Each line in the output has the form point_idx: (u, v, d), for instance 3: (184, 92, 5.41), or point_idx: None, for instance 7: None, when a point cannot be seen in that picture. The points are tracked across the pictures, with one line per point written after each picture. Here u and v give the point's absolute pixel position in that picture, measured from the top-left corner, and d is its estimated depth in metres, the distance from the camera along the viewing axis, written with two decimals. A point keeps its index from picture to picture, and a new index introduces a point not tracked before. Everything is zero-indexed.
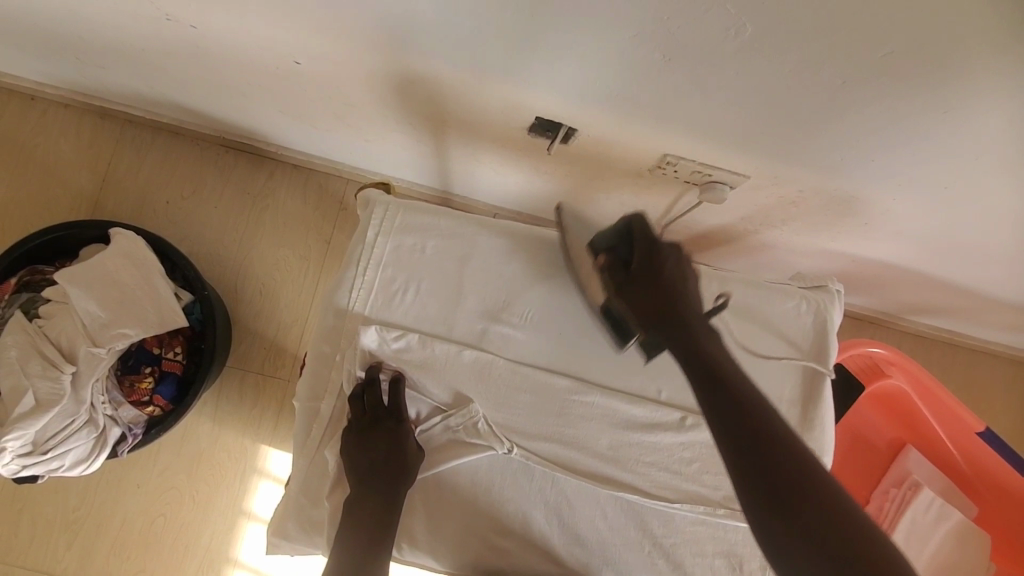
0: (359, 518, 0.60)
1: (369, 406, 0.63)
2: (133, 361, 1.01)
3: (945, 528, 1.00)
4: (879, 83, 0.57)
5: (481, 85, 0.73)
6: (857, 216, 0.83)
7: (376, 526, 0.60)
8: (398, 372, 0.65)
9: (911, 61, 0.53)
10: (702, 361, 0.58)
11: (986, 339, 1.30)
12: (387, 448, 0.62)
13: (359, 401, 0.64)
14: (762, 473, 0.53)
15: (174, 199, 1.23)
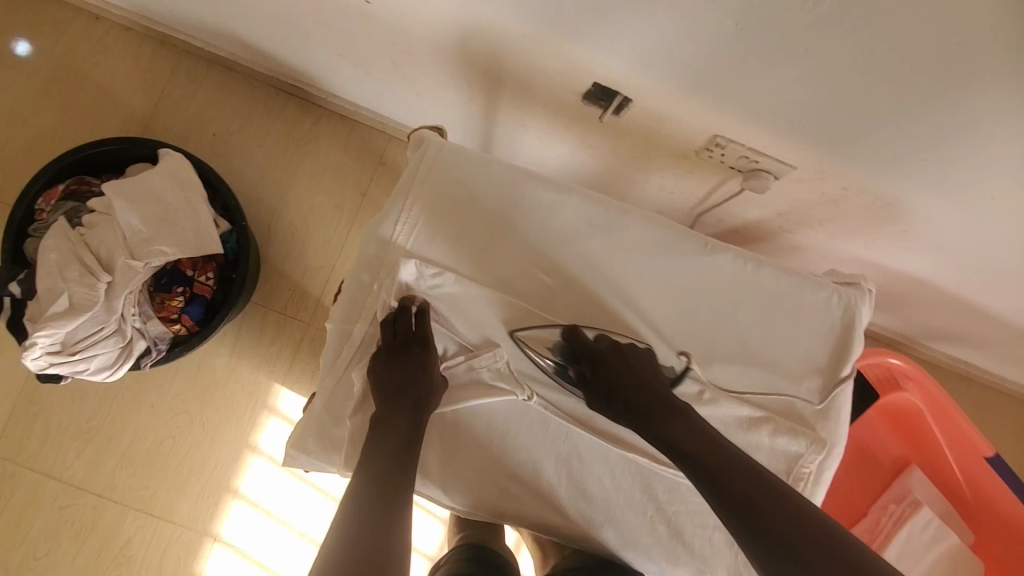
0: (384, 444, 0.60)
1: (398, 334, 0.64)
2: (166, 279, 1.04)
3: (941, 550, 1.00)
4: (946, 76, 0.57)
5: (546, 42, 0.74)
6: (897, 222, 0.83)
7: (400, 454, 0.60)
8: (423, 302, 0.66)
9: (984, 53, 0.54)
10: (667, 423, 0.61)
11: (1004, 375, 1.30)
12: (414, 376, 0.63)
13: (389, 330, 0.64)
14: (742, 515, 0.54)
15: (220, 132, 1.25)
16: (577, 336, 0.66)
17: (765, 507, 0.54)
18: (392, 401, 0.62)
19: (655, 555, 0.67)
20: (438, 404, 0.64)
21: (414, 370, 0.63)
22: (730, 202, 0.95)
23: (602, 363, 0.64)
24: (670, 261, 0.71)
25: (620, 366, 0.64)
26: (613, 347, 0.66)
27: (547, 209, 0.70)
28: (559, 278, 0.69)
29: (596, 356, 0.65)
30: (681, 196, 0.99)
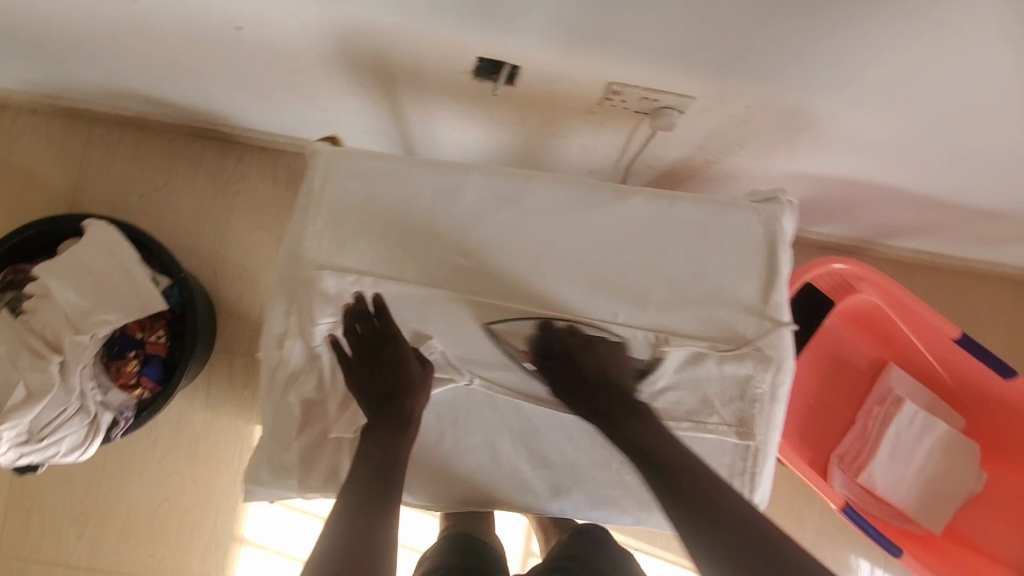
0: (375, 448, 0.62)
1: (360, 338, 0.65)
2: (117, 347, 1.04)
3: (928, 439, 1.01)
4: None
5: (416, 28, 0.73)
6: (811, 129, 0.83)
7: (390, 457, 0.62)
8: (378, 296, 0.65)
9: None
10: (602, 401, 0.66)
11: (970, 256, 1.30)
12: (391, 380, 0.63)
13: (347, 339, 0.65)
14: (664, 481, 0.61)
15: (147, 192, 1.25)
16: (554, 335, 0.67)
17: (691, 477, 0.61)
18: (376, 406, 0.63)
19: (627, 505, 0.69)
20: (425, 398, 0.65)
21: (389, 373, 0.64)
22: (651, 147, 0.94)
23: (569, 356, 0.67)
24: (586, 215, 0.69)
25: (581, 358, 0.67)
26: (583, 344, 0.68)
27: (452, 190, 0.68)
28: (478, 256, 0.68)
29: (570, 354, 0.67)
30: (603, 151, 0.98)
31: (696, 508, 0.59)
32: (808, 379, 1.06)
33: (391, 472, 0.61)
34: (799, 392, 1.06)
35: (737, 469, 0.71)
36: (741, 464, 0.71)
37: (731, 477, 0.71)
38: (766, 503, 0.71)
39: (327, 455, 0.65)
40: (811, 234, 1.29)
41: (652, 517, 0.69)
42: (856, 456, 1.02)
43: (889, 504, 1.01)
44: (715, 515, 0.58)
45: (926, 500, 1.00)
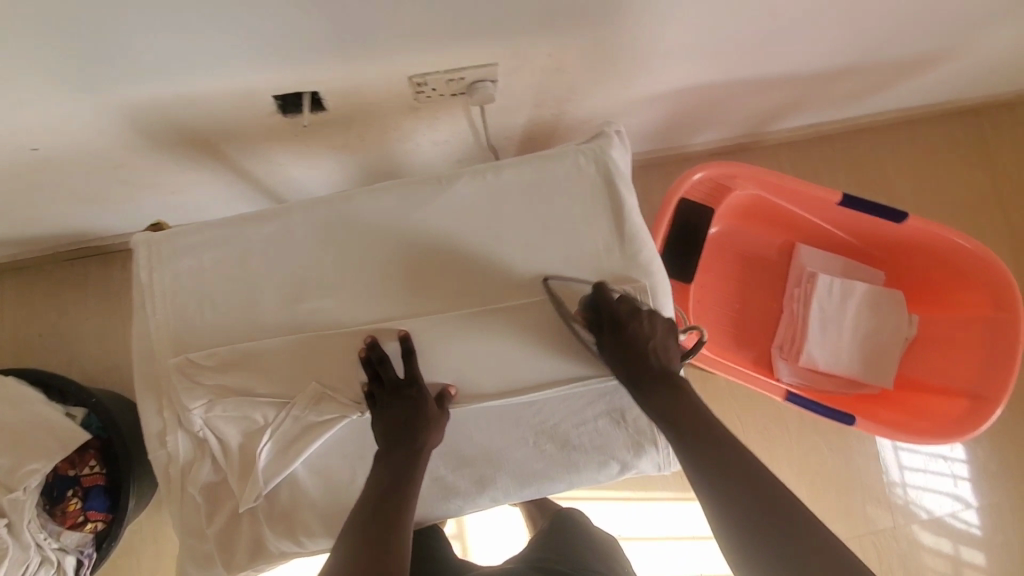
0: (385, 478, 0.61)
1: (382, 372, 0.64)
2: (55, 490, 1.00)
3: (852, 303, 1.03)
4: None
5: (195, 87, 0.72)
6: (623, 54, 0.83)
7: (399, 486, 0.61)
8: (404, 333, 0.65)
9: None
10: (639, 371, 0.63)
11: (851, 116, 1.31)
12: (407, 407, 0.63)
13: (376, 373, 0.64)
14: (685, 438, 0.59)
15: (46, 329, 1.21)
16: (607, 293, 0.65)
17: (716, 438, 0.58)
18: (389, 436, 0.63)
19: (556, 472, 0.69)
20: (439, 435, 0.65)
21: (407, 401, 0.64)
22: (492, 120, 0.94)
23: (621, 322, 0.64)
24: (419, 215, 0.69)
25: (635, 327, 0.64)
26: (635, 312, 0.64)
27: (281, 237, 0.68)
28: (328, 290, 0.68)
29: (620, 316, 0.64)
30: (453, 139, 0.98)
31: (721, 486, 0.55)
32: (725, 286, 1.07)
33: (401, 499, 0.60)
34: (723, 300, 1.07)
35: None
36: None
37: None
38: None
39: (246, 530, 0.64)
40: (696, 146, 1.29)
41: (583, 476, 0.70)
42: (793, 341, 1.03)
43: (837, 376, 1.02)
44: (726, 466, 0.56)
45: (869, 359, 1.02)
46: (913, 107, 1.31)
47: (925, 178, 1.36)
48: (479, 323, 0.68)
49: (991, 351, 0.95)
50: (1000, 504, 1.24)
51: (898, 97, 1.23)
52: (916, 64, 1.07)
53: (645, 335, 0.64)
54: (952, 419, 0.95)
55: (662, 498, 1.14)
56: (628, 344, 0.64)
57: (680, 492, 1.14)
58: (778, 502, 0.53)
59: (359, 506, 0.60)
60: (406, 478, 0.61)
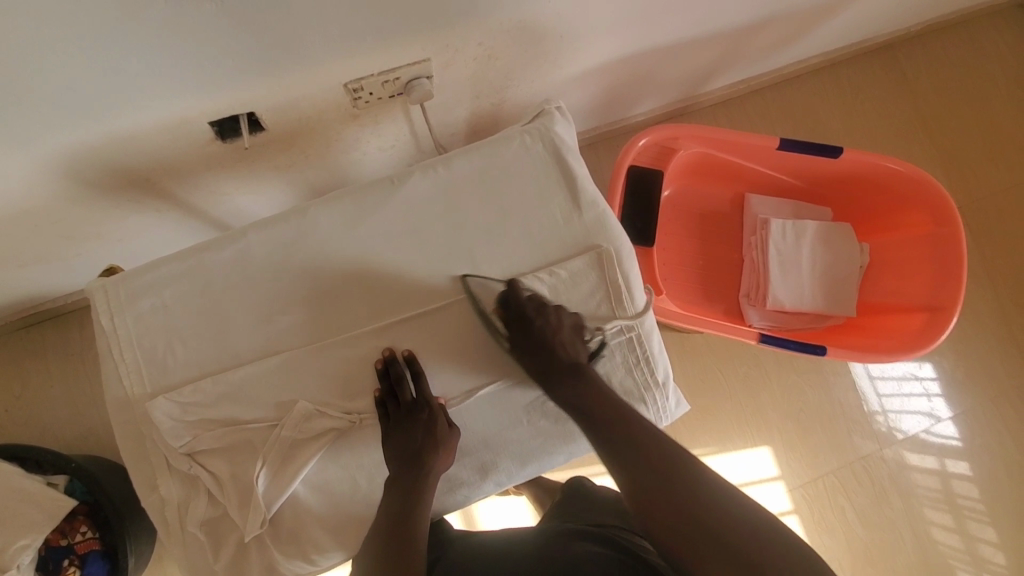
0: (399, 499, 0.62)
1: (394, 390, 0.65)
2: (50, 563, 0.96)
3: (806, 241, 1.07)
4: None
5: (125, 125, 0.70)
6: (549, 34, 0.84)
7: (413, 505, 0.62)
8: (408, 353, 0.66)
9: None
10: (550, 363, 0.67)
11: (777, 67, 1.36)
12: (417, 421, 0.64)
13: (390, 387, 0.65)
14: (639, 460, 0.59)
15: (10, 404, 1.16)
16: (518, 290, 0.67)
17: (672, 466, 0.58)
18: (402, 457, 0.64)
19: (554, 446, 0.71)
20: (452, 449, 0.66)
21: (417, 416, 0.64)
22: (434, 117, 0.94)
23: (521, 321, 0.67)
24: (377, 218, 0.69)
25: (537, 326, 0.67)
26: (542, 308, 0.68)
27: (242, 264, 0.67)
28: (299, 306, 0.67)
29: (527, 313, 0.67)
30: (398, 142, 0.98)
31: (662, 514, 0.55)
32: (686, 245, 1.11)
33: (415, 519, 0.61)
34: (686, 258, 1.10)
35: (631, 361, 0.72)
36: (633, 355, 0.72)
37: (629, 371, 0.73)
38: (671, 377, 0.73)
39: (255, 558, 0.63)
40: (637, 116, 1.33)
41: (580, 444, 0.72)
42: (758, 287, 1.07)
43: (804, 313, 1.07)
44: (669, 497, 0.56)
45: (830, 292, 1.07)
46: (833, 49, 1.38)
47: (854, 115, 1.42)
48: (455, 313, 0.69)
49: (937, 265, 1.01)
50: (970, 408, 1.32)
51: (816, 41, 1.29)
52: (826, 7, 1.13)
53: (551, 330, 0.67)
54: (915, 332, 1.00)
55: None
56: (535, 337, 0.67)
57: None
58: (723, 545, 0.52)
59: (374, 533, 0.61)
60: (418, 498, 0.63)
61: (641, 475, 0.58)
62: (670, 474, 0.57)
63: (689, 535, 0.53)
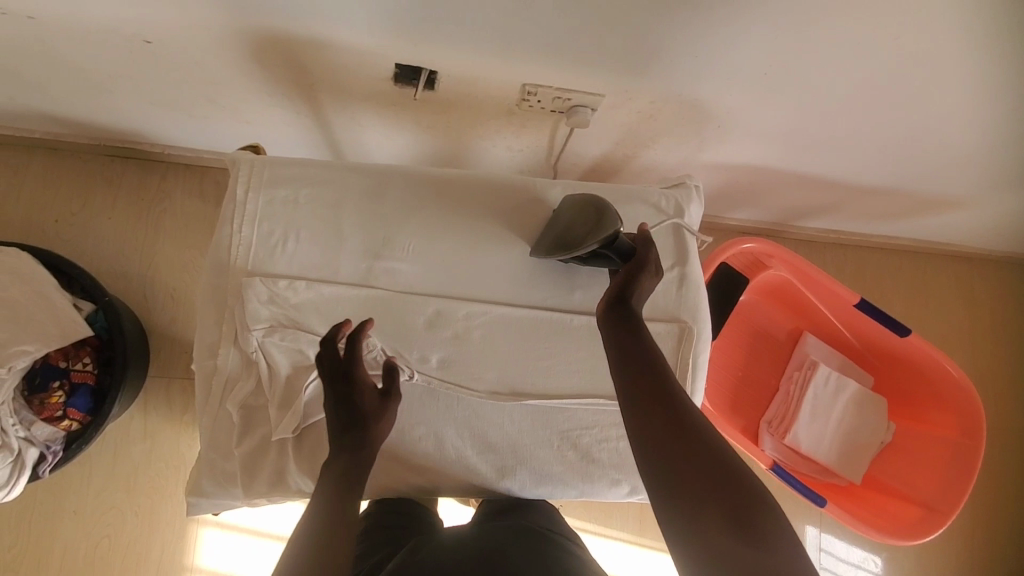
0: (335, 486, 0.58)
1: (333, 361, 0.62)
2: (39, 378, 0.96)
3: (842, 398, 1.11)
4: None
5: (330, 40, 0.74)
6: (711, 119, 0.90)
7: (353, 493, 0.58)
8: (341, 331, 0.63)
9: None
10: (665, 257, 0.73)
11: (869, 233, 1.43)
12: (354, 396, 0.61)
13: (324, 361, 0.62)
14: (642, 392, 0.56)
15: (64, 217, 1.18)
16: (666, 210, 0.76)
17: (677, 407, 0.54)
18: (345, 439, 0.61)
19: (571, 479, 0.72)
20: (386, 425, 0.63)
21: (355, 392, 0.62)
22: (572, 144, 1.00)
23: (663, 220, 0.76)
24: (510, 211, 0.73)
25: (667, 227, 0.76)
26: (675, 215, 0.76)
27: (377, 196, 0.71)
28: (411, 255, 0.71)
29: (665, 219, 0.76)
30: (528, 150, 1.03)
31: (658, 440, 0.53)
32: (733, 353, 1.14)
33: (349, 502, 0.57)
34: (727, 365, 1.14)
35: None
36: None
37: None
38: None
39: (271, 460, 0.65)
40: (731, 221, 1.38)
41: (594, 489, 0.73)
42: (783, 418, 1.10)
43: (815, 461, 1.09)
44: (670, 426, 0.53)
45: (843, 452, 1.10)
46: (923, 240, 1.44)
47: (917, 304, 1.47)
48: (539, 322, 0.73)
49: (950, 471, 1.04)
50: None
51: (914, 227, 1.36)
52: (941, 203, 1.19)
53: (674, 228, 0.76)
54: (907, 523, 1.04)
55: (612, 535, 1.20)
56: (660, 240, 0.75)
57: (635, 537, 1.21)
58: (721, 494, 0.49)
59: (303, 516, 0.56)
60: (357, 484, 0.59)
61: (646, 401, 0.55)
62: (671, 415, 0.54)
63: (689, 483, 0.50)
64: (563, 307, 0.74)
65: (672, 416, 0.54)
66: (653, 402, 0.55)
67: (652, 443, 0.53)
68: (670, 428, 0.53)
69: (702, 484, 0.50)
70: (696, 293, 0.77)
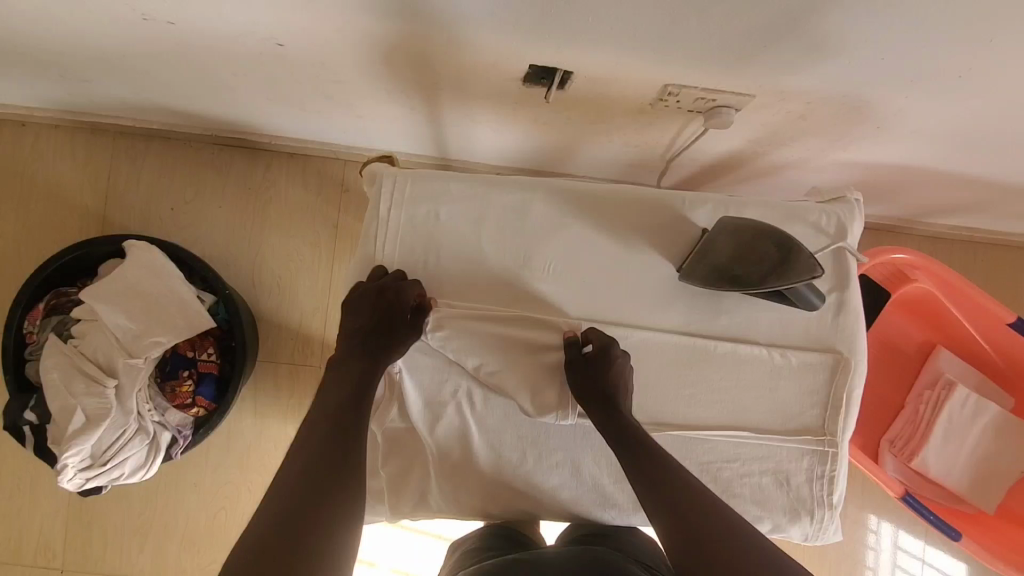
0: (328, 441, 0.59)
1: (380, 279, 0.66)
2: (170, 366, 1.04)
3: (980, 422, 1.01)
4: None
5: (469, 42, 0.70)
6: (870, 121, 0.81)
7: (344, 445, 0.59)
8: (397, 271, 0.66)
9: None
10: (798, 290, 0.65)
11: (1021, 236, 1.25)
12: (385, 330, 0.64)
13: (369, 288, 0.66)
14: (624, 439, 0.63)
15: (179, 204, 1.22)
16: (824, 232, 0.70)
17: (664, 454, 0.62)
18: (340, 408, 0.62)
19: None
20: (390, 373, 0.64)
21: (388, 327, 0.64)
22: (698, 142, 0.92)
23: (820, 244, 0.70)
24: (652, 231, 0.69)
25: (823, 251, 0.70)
26: (834, 238, 0.70)
27: (518, 216, 0.69)
28: (550, 277, 0.69)
29: (822, 242, 0.70)
30: (647, 148, 0.97)
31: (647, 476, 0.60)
32: None
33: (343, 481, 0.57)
34: None
35: (817, 473, 0.70)
36: (821, 467, 0.70)
37: (810, 481, 0.70)
38: (844, 505, 0.70)
39: (415, 479, 0.69)
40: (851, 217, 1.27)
41: None
42: (909, 440, 1.03)
43: (940, 485, 1.02)
44: (653, 468, 0.60)
45: (978, 481, 1.01)
46: None
47: None
48: (680, 349, 0.69)
49: None
50: None
51: None
52: None
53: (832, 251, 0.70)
54: None
55: None
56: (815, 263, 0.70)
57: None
58: (706, 517, 0.57)
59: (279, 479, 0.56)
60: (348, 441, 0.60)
61: (634, 446, 0.62)
62: (656, 462, 0.61)
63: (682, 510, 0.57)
64: (708, 334, 0.70)
65: (655, 458, 0.61)
66: (640, 446, 0.62)
67: (641, 478, 0.60)
68: (654, 468, 0.60)
69: (690, 512, 0.57)
70: (853, 323, 0.70)
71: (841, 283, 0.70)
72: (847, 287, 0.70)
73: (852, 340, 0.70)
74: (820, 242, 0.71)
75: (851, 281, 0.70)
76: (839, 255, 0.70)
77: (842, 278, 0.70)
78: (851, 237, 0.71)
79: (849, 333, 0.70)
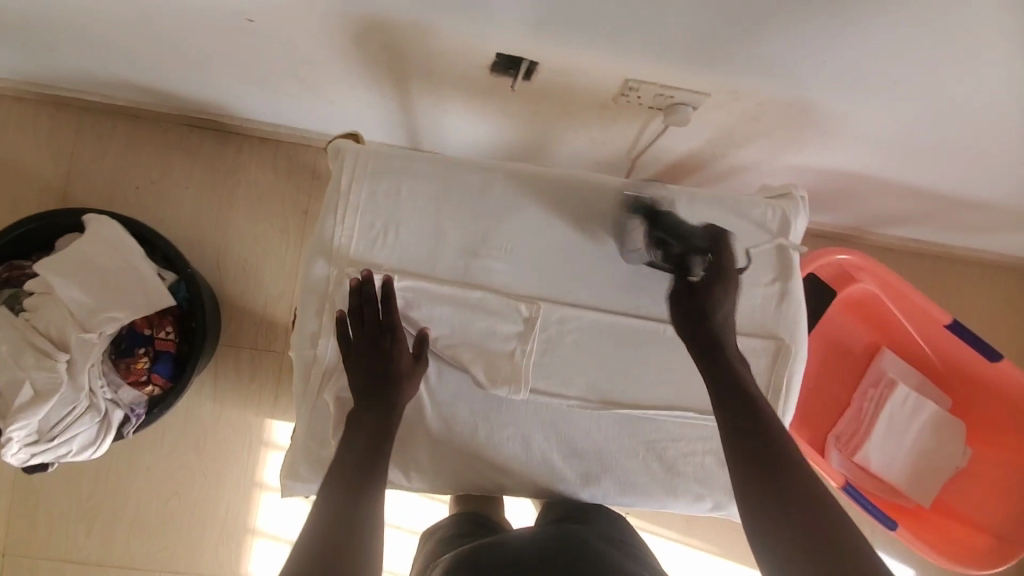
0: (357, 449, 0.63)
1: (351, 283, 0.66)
2: (126, 343, 1.02)
3: (919, 419, 1.06)
4: None
5: (435, 27, 0.72)
6: (818, 125, 0.85)
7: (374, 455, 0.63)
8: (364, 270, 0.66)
9: None
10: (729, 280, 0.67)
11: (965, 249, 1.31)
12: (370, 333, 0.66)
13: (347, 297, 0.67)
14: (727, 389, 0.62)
15: (144, 183, 1.20)
16: (770, 225, 0.74)
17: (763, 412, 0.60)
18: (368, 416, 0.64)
19: (655, 491, 0.72)
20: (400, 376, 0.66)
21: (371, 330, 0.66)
22: (659, 140, 0.96)
23: (765, 236, 0.74)
24: (607, 216, 0.72)
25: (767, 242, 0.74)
26: (778, 231, 0.74)
27: (477, 196, 0.71)
28: (507, 256, 0.71)
29: (767, 234, 0.74)
30: (612, 145, 1.00)
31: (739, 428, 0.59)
32: (808, 364, 1.11)
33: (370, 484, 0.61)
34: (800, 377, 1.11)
35: None
36: None
37: None
38: None
39: None
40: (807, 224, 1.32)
41: (678, 500, 0.73)
42: (853, 436, 1.07)
43: (881, 479, 1.06)
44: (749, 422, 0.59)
45: (916, 476, 1.06)
46: None
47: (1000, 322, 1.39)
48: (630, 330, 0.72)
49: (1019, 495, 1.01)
50: None
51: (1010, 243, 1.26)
52: None
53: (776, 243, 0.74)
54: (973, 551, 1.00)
55: (687, 543, 1.13)
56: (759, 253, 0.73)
57: (714, 545, 1.14)
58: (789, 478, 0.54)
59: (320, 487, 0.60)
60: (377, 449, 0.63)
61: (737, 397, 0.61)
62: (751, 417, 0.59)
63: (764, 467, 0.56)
64: (658, 318, 0.72)
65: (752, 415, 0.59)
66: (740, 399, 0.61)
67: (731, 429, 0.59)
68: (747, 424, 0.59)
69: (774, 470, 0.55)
70: (795, 311, 0.74)
71: (783, 273, 0.74)
72: (789, 278, 0.74)
73: (792, 327, 0.74)
74: (765, 235, 0.74)
75: (793, 272, 0.74)
76: (783, 247, 0.74)
77: (784, 270, 0.74)
78: (795, 231, 0.75)
79: (790, 320, 0.74)
